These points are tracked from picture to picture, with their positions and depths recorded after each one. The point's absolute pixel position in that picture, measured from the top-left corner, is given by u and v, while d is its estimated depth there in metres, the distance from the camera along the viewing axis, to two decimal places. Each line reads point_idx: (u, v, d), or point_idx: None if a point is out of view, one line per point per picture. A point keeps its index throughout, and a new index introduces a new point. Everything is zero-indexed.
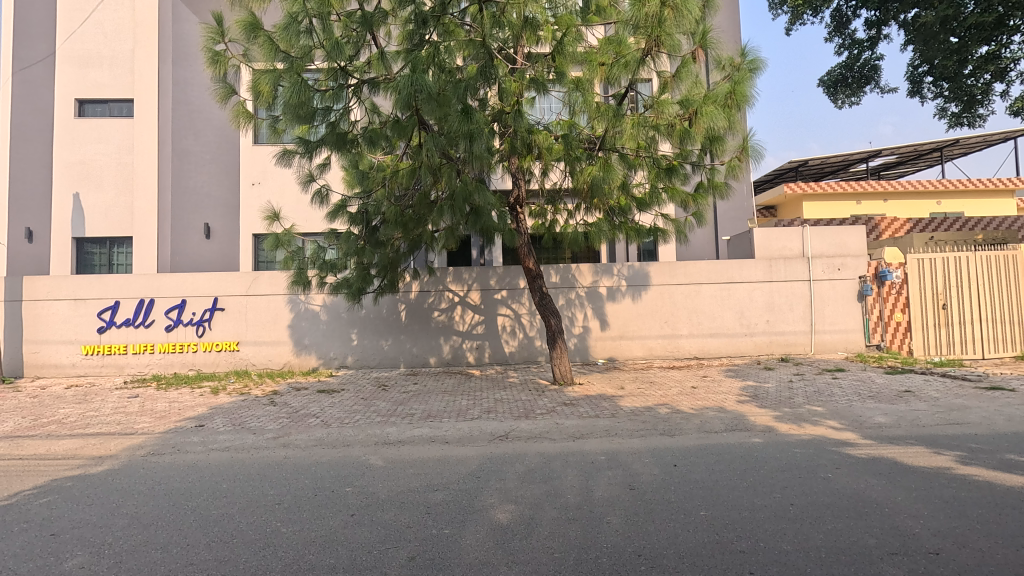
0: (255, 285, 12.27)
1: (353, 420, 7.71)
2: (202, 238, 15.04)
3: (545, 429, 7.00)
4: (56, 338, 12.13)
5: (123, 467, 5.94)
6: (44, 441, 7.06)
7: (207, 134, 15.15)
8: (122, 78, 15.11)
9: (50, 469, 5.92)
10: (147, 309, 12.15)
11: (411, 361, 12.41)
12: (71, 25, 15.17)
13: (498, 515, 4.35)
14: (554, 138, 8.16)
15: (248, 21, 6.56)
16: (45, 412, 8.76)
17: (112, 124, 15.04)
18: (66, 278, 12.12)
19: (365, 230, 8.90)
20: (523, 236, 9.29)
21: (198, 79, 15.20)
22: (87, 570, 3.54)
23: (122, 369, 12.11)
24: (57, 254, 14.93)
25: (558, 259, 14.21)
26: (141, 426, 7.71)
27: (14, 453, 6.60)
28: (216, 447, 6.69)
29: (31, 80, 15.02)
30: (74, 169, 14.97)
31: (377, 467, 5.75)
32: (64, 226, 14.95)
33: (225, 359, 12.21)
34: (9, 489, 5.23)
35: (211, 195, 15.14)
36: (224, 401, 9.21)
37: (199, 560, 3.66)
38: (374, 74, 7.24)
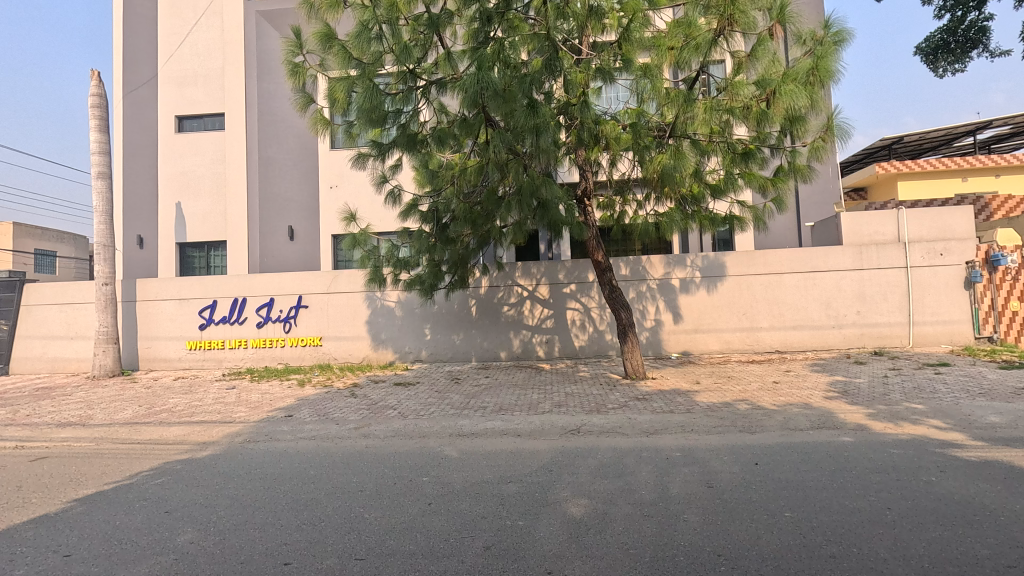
0: (335, 283, 12.93)
1: (428, 412, 7.97)
2: (287, 240, 16.01)
3: (617, 424, 6.90)
4: (164, 334, 13.37)
5: (223, 453, 6.46)
6: (158, 427, 7.83)
7: (289, 142, 16.09)
8: (215, 93, 16.34)
9: (163, 453, 6.56)
10: (241, 307, 13.14)
11: (482, 356, 12.63)
12: (170, 48, 16.57)
13: (572, 509, 4.35)
14: (621, 128, 7.98)
15: (323, 32, 6.84)
16: (157, 401, 9.70)
17: (207, 137, 16.32)
18: (172, 280, 13.33)
19: (438, 228, 9.13)
20: (592, 228, 9.15)
21: (280, 90, 16.15)
22: (197, 545, 3.90)
23: (220, 363, 13.17)
24: (164, 258, 16.42)
25: (628, 252, 13.95)
26: (239, 415, 8.37)
27: (133, 438, 7.37)
28: (303, 436, 7.13)
29: (138, 102, 16.55)
30: (176, 180, 16.39)
31: (451, 458, 5.91)
32: (169, 232, 16.41)
33: (310, 354, 12.96)
34: (130, 470, 5.85)
35: (294, 200, 16.07)
36: (309, 393, 9.79)
37: (292, 540, 3.93)
38: (442, 75, 7.41)
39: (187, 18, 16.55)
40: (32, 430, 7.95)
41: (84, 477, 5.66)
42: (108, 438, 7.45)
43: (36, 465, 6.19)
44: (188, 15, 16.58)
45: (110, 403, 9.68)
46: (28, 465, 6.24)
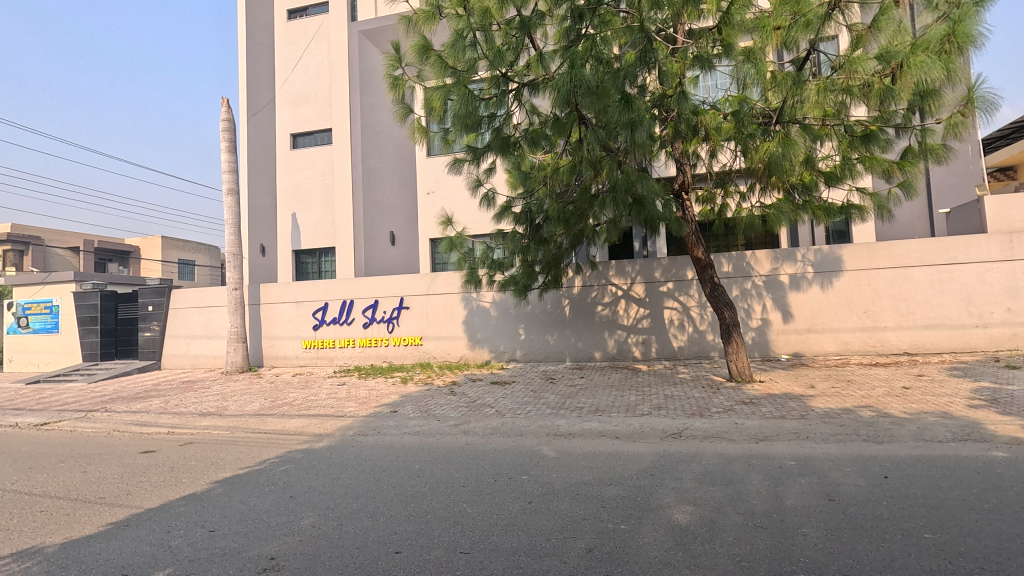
0: (434, 285, 13.46)
1: (525, 411, 8.05)
2: (388, 245, 16.90)
3: (722, 429, 6.56)
4: (284, 334, 14.63)
5: (337, 445, 6.93)
6: (281, 419, 8.59)
7: (389, 151, 16.97)
8: (324, 111, 17.64)
9: (287, 442, 7.19)
10: (349, 308, 14.07)
11: (576, 356, 12.54)
12: (286, 72, 18.12)
13: (677, 515, 4.19)
14: (723, 117, 7.58)
15: (421, 44, 7.10)
16: (280, 395, 10.64)
17: (317, 151, 17.65)
18: (290, 284, 14.56)
19: (531, 229, 9.22)
20: (691, 223, 8.78)
21: (381, 103, 17.08)
22: (319, 528, 4.22)
23: (332, 360, 14.17)
24: (283, 264, 17.98)
25: (730, 247, 13.24)
26: (350, 409, 8.97)
27: (261, 428, 8.15)
28: (407, 431, 7.48)
29: (259, 123, 18.27)
30: (292, 193, 17.89)
31: (549, 458, 5.92)
32: (286, 241, 17.94)
33: (411, 353, 13.58)
34: (260, 457, 6.46)
35: (394, 206, 16.92)
36: (412, 390, 10.26)
37: (401, 530, 4.12)
38: (533, 76, 7.45)
39: (299, 44, 18.01)
40: (180, 418, 9.03)
41: (222, 461, 6.32)
42: (240, 427, 8.28)
43: (184, 449, 7.02)
44: (300, 40, 18.02)
45: (241, 396, 10.76)
46: (178, 449, 7.09)
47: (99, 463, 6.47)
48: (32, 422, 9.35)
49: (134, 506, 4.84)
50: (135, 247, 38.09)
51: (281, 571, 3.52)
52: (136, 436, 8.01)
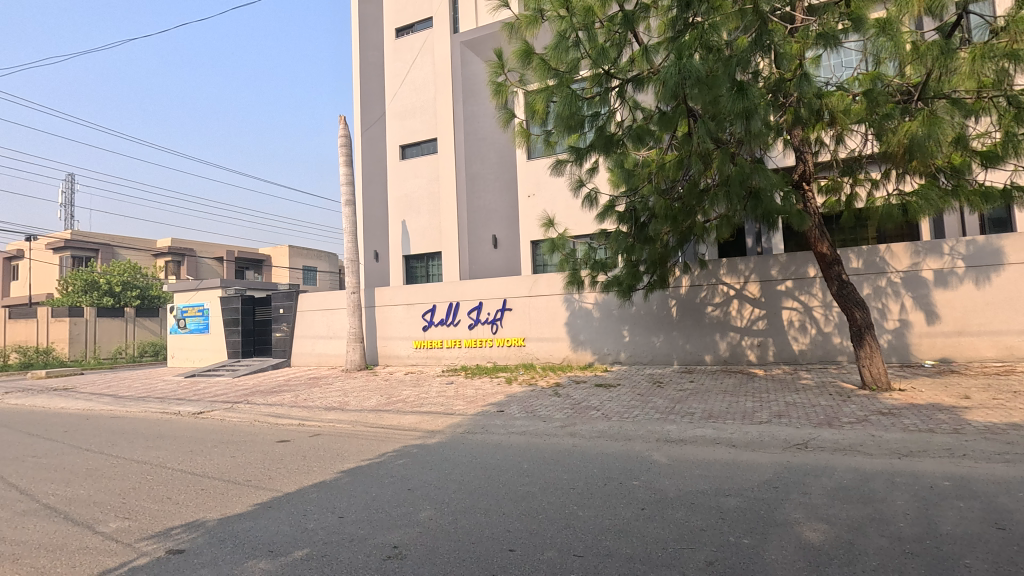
0: (536, 286, 13.59)
1: (632, 415, 7.86)
2: (491, 248, 17.32)
3: (856, 441, 5.95)
4: (396, 335, 15.51)
5: (448, 442, 7.21)
6: (396, 414, 9.10)
7: (491, 157, 17.40)
8: (429, 121, 18.48)
9: (402, 437, 7.59)
10: (455, 310, 14.61)
11: (684, 359, 12.03)
12: (395, 87, 19.22)
13: (808, 533, 3.85)
14: (852, 98, 6.92)
15: (522, 49, 7.14)
16: (394, 392, 11.28)
17: (424, 161, 18.53)
18: (401, 288, 15.43)
19: (636, 228, 9.00)
20: (814, 216, 8.09)
21: (483, 110, 17.57)
22: (436, 521, 4.40)
23: (440, 360, 14.77)
24: (394, 269, 19.08)
25: (859, 241, 12.05)
26: (459, 408, 9.30)
27: (379, 423, 8.69)
28: (515, 430, 7.60)
29: (372, 137, 19.54)
30: (401, 201, 18.93)
31: (661, 464, 5.72)
32: (397, 247, 19.02)
33: (515, 354, 13.78)
34: (380, 450, 6.89)
35: (496, 210, 17.33)
36: (517, 391, 10.42)
37: (514, 529, 4.18)
38: (638, 71, 7.19)
39: (406, 60, 19.02)
40: (309, 411, 9.89)
41: (346, 453, 6.82)
42: (361, 421, 8.89)
43: (314, 440, 7.67)
44: (407, 56, 19.03)
45: (360, 392, 11.56)
46: (308, 439, 7.76)
47: (245, 449, 7.25)
48: (191, 411, 10.71)
49: (275, 490, 5.36)
50: (268, 255, 42.39)
51: (403, 560, 3.71)
52: (273, 426, 8.89)
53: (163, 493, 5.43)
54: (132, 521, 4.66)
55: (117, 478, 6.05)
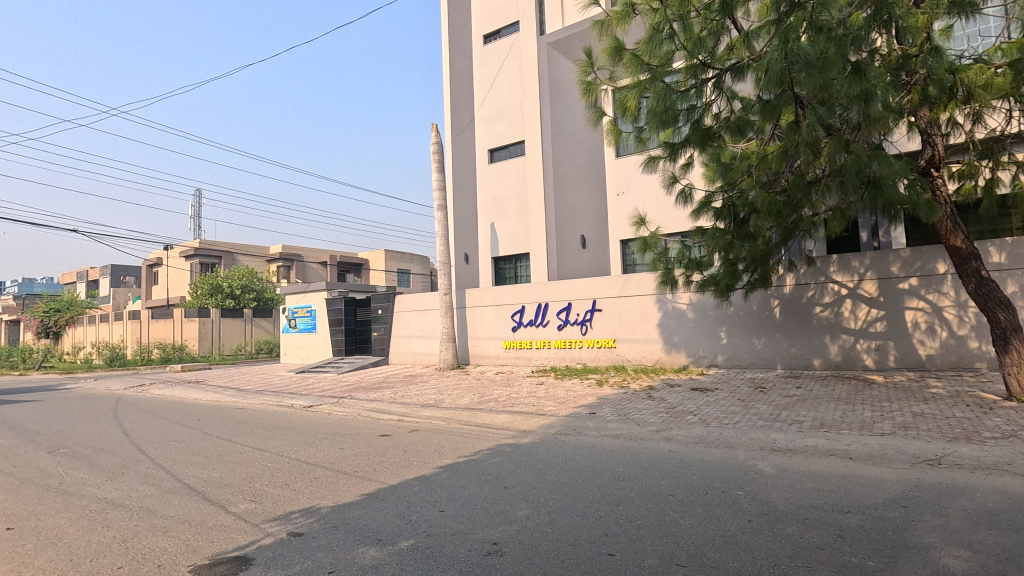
0: (627, 287, 13.33)
1: (734, 421, 7.47)
2: (579, 248, 17.21)
3: (1003, 459, 5.26)
4: (487, 335, 15.84)
5: (541, 442, 7.24)
6: (489, 413, 9.29)
7: (578, 156, 17.30)
8: (517, 124, 18.71)
9: (496, 436, 7.74)
10: (544, 311, 14.67)
11: (790, 363, 11.26)
12: (483, 93, 19.67)
13: (946, 560, 3.45)
14: (992, 71, 6.13)
15: (613, 46, 7.01)
16: (486, 391, 11.52)
17: (512, 163, 18.78)
18: (491, 289, 15.76)
19: (735, 224, 8.51)
20: (946, 205, 7.24)
21: (570, 110, 17.50)
22: (533, 520, 4.43)
23: (529, 360, 14.88)
24: (484, 271, 19.52)
25: (1001, 232, 10.67)
26: (550, 408, 9.31)
27: (473, 421, 8.91)
28: (608, 433, 7.48)
29: (461, 143, 20.10)
30: (490, 204, 19.32)
31: (768, 474, 5.38)
32: (486, 249, 19.44)
33: (605, 355, 13.58)
34: (475, 448, 7.07)
35: (585, 210, 17.19)
36: (609, 393, 10.26)
37: (612, 533, 4.11)
38: (737, 59, 6.89)
39: (494, 65, 19.38)
40: (407, 407, 10.35)
41: (444, 449, 7.07)
42: (456, 419, 9.16)
43: (413, 435, 8.01)
44: (494, 62, 19.38)
45: (453, 390, 11.93)
46: (408, 435, 8.12)
47: (352, 442, 7.72)
48: (303, 404, 11.60)
49: (380, 481, 5.66)
50: (366, 259, 44.88)
51: (502, 556, 3.78)
52: (375, 421, 9.40)
53: (282, 479, 5.91)
54: (258, 503, 5.12)
55: (244, 464, 6.67)
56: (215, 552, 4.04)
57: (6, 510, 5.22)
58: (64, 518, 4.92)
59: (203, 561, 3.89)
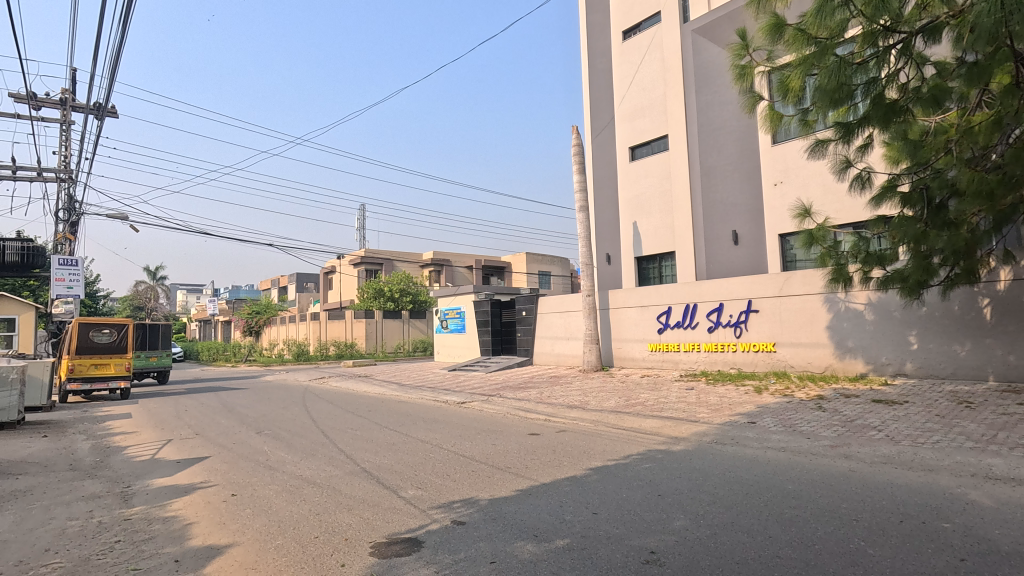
0: (788, 285, 12.18)
1: (931, 440, 6.41)
2: (731, 245, 16.08)
3: None
4: (631, 337, 15.49)
5: (695, 450, 6.87)
6: (637, 418, 9.05)
7: (728, 146, 16.20)
8: (659, 119, 18.06)
9: (645, 441, 7.52)
10: (693, 312, 13.97)
11: (1006, 374, 9.37)
12: (623, 90, 19.31)
13: None
14: None
15: (773, 22, 6.39)
16: (632, 395, 11.25)
17: (655, 160, 18.17)
18: (635, 290, 15.45)
19: (929, 211, 7.29)
20: None
21: (718, 98, 16.47)
22: (692, 532, 4.22)
23: (677, 364, 14.23)
24: (627, 271, 19.15)
25: None
26: (703, 415, 8.81)
27: (620, 424, 8.75)
28: (771, 446, 6.86)
29: (601, 143, 19.93)
30: (632, 203, 18.89)
31: (983, 507, 4.52)
32: (628, 249, 19.07)
33: (763, 360, 12.50)
34: (625, 452, 6.93)
35: (736, 203, 16.01)
36: (769, 401, 9.42)
37: (785, 556, 3.76)
38: (931, 18, 5.94)
39: (634, 60, 18.92)
40: (553, 408, 10.51)
41: (592, 451, 7.04)
42: (603, 422, 9.08)
43: (561, 436, 8.11)
44: (634, 57, 18.92)
45: (599, 393, 11.84)
46: (555, 434, 8.23)
47: (502, 439, 8.04)
48: (456, 400, 12.36)
49: (532, 479, 5.81)
50: (508, 262, 46.51)
51: (662, 566, 3.65)
52: (523, 419, 9.67)
53: (443, 470, 6.34)
54: (424, 491, 5.55)
55: (409, 453, 7.27)
56: (390, 532, 4.46)
57: (230, 480, 6.28)
58: (272, 490, 5.79)
59: (381, 539, 4.32)
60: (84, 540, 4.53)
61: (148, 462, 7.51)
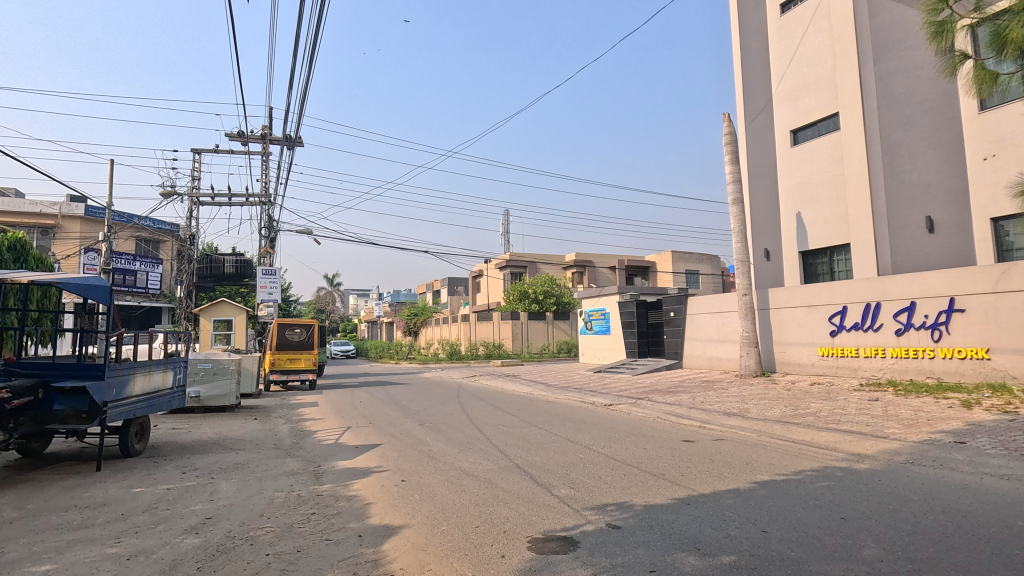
0: (1005, 279, 10.14)
1: None
2: (925, 234, 13.84)
3: None
4: (797, 339, 14.01)
5: (885, 469, 5.98)
6: (808, 429, 8.14)
7: (919, 119, 13.96)
8: (828, 95, 16.14)
9: (820, 456, 6.73)
10: (875, 312, 12.25)
11: None
12: (782, 68, 17.62)
13: None
14: None
15: None
16: (801, 404, 10.15)
17: (823, 142, 16.28)
18: (801, 288, 13.99)
19: None
20: None
21: (904, 64, 14.26)
22: (887, 564, 3.66)
23: (855, 371, 12.53)
24: (790, 267, 17.43)
25: None
26: (893, 431, 7.64)
27: (788, 436, 7.94)
28: (989, 472, 5.72)
29: (757, 129, 18.37)
30: (795, 191, 17.15)
31: None
32: (791, 243, 17.34)
33: (972, 369, 10.50)
34: (795, 467, 6.26)
35: (929, 183, 13.74)
36: (983, 418, 7.87)
37: None
38: None
39: (795, 34, 17.15)
40: (708, 414, 9.89)
41: (757, 463, 6.48)
42: (766, 432, 8.32)
43: (719, 445, 7.59)
44: (795, 30, 17.15)
45: (760, 400, 10.88)
46: (712, 443, 7.73)
47: (654, 444, 7.75)
48: (603, 402, 12.23)
49: (691, 488, 5.50)
50: (652, 261, 45.04)
51: None
52: (675, 425, 9.25)
53: (595, 472, 6.30)
54: (577, 491, 5.56)
55: (560, 453, 7.35)
56: (546, 529, 4.53)
57: (399, 466, 6.89)
58: (435, 479, 6.23)
59: (538, 534, 4.41)
60: (288, 509, 5.28)
61: (332, 446, 8.54)
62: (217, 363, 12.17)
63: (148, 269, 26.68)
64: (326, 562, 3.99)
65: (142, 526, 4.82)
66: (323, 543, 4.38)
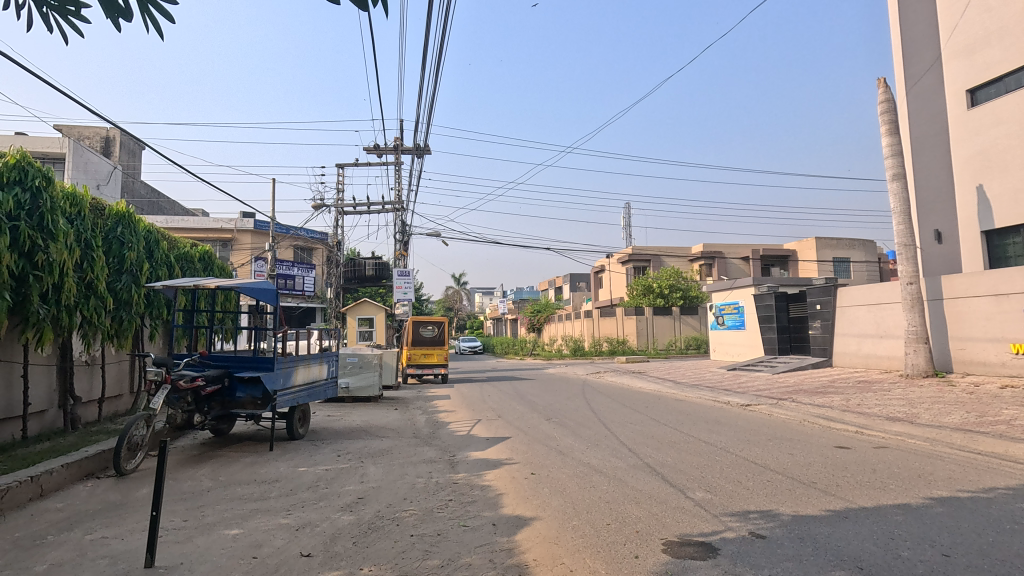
0: None
1: None
2: None
3: None
4: (982, 335, 11.96)
5: None
6: (1000, 440, 6.89)
7: None
8: (1016, 44, 13.55)
9: (1018, 472, 5.66)
10: None
11: None
12: (953, 19, 15.14)
13: None
14: None
15: None
16: (990, 410, 8.64)
17: (1011, 100, 13.71)
18: (986, 273, 11.94)
19: None
20: None
21: None
22: None
23: None
24: (970, 250, 15.00)
25: None
26: None
27: (973, 447, 6.79)
28: None
29: (923, 92, 16.02)
30: (975, 161, 14.69)
31: None
32: (971, 221, 14.91)
33: None
34: (985, 483, 5.33)
35: None
36: None
37: None
38: None
39: None
40: (866, 418, 8.81)
41: (932, 476, 5.63)
42: (943, 441, 7.20)
43: (883, 453, 6.72)
44: None
45: (933, 404, 9.46)
46: (873, 450, 6.88)
47: (801, 449, 7.09)
48: (739, 402, 11.45)
49: (849, 500, 4.93)
50: (793, 250, 41.25)
51: None
52: (826, 429, 8.38)
53: (735, 476, 5.89)
54: (714, 495, 5.25)
55: (693, 453, 7.01)
56: (682, 532, 4.34)
57: (529, 460, 7.04)
58: (565, 473, 6.27)
59: (674, 538, 4.23)
60: (429, 495, 5.63)
61: (466, 437, 8.95)
62: (362, 356, 13.38)
63: (303, 274, 29.90)
64: (464, 547, 4.19)
65: (307, 501, 5.43)
66: (461, 529, 4.61)
